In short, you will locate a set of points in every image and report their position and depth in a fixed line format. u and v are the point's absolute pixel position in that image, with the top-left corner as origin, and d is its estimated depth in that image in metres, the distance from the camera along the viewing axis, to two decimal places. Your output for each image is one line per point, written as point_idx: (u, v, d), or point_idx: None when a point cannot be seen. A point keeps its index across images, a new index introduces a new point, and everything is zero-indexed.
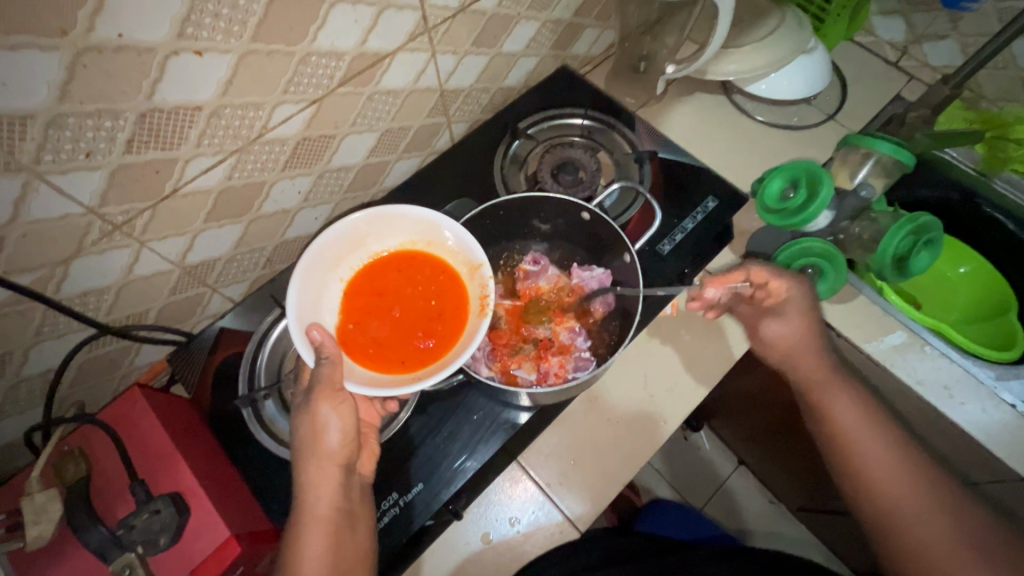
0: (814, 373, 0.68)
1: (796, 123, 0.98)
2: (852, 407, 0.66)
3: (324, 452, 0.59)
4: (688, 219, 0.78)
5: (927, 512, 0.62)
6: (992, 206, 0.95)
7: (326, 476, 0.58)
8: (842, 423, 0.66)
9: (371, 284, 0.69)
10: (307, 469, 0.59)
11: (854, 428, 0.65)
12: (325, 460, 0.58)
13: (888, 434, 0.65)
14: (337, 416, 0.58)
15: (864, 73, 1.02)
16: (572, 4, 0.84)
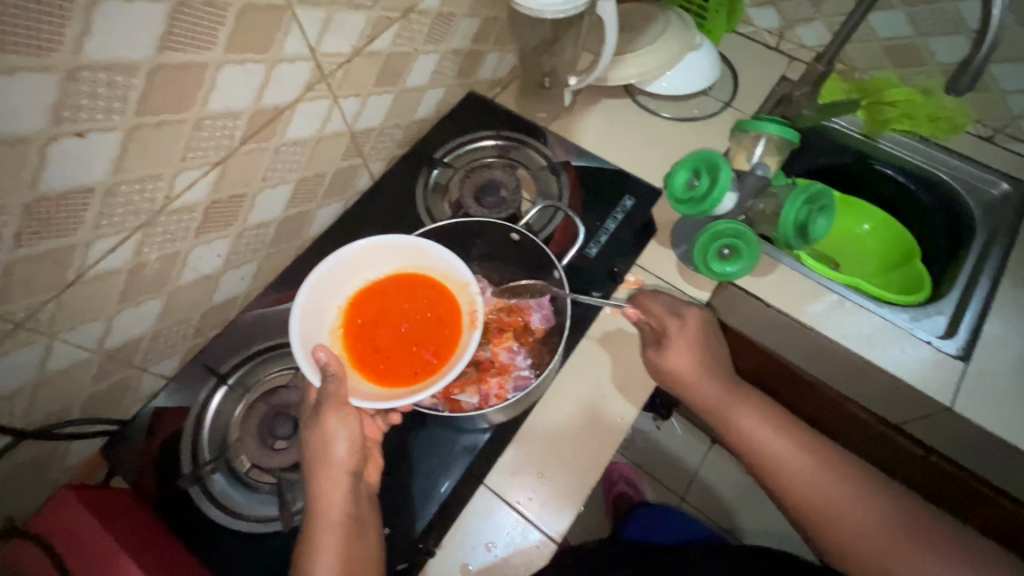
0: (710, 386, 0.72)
1: (696, 114, 1.04)
2: (752, 414, 0.70)
3: (335, 462, 0.60)
4: (609, 220, 0.82)
5: (841, 489, 0.65)
6: (883, 164, 1.03)
7: (337, 484, 0.60)
8: (746, 428, 0.70)
9: (371, 306, 0.73)
10: (317, 479, 0.60)
11: (758, 432, 0.69)
12: (333, 468, 0.60)
13: (786, 430, 0.70)
14: (344, 429, 0.61)
15: (750, 60, 1.11)
16: (467, 33, 0.86)
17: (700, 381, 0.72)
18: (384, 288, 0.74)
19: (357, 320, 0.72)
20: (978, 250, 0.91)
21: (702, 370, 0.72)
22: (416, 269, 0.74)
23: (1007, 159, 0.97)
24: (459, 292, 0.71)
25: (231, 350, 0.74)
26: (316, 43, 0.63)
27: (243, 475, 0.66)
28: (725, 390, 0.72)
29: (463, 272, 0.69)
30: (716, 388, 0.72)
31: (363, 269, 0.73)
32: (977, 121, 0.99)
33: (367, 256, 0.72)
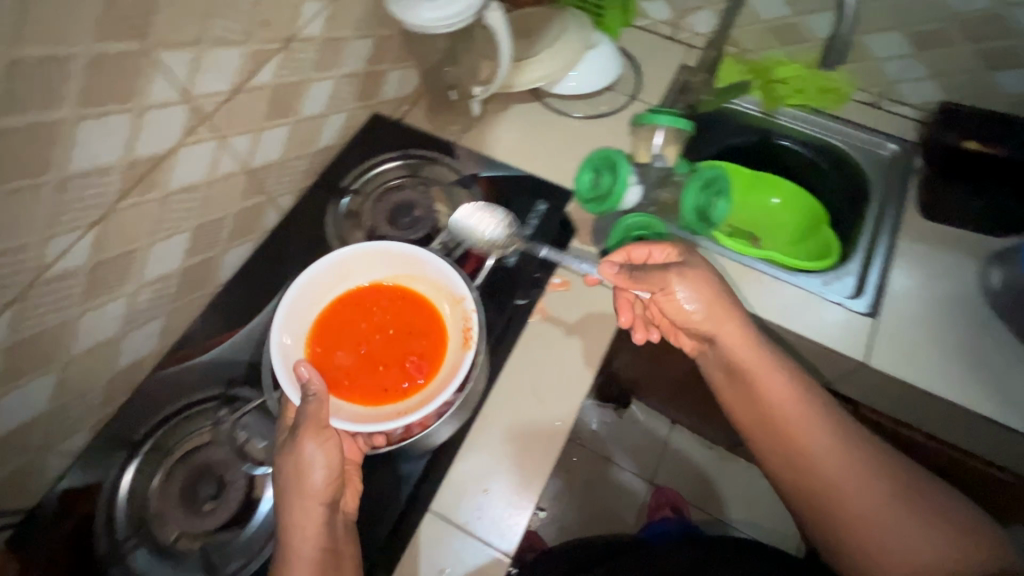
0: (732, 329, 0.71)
1: (605, 110, 1.06)
2: (764, 358, 0.71)
3: (310, 490, 0.58)
4: (525, 226, 0.81)
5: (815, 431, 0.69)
6: (785, 138, 1.08)
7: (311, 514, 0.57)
8: (757, 373, 0.71)
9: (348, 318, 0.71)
10: (291, 509, 0.58)
11: (764, 377, 0.70)
12: (310, 496, 0.57)
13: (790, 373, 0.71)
14: (323, 454, 0.58)
15: (649, 52, 1.14)
16: (360, 55, 0.85)
17: (717, 330, 0.72)
18: (371, 295, 0.73)
19: (334, 334, 0.70)
20: (875, 210, 0.96)
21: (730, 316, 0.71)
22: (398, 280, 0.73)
23: (893, 122, 1.03)
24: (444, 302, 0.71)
25: (147, 412, 0.70)
26: (187, 85, 0.60)
27: (169, 545, 0.63)
28: (746, 333, 0.71)
29: (459, 286, 0.69)
30: (733, 332, 0.71)
31: (352, 276, 0.72)
32: (861, 89, 1.04)
33: (356, 263, 0.72)
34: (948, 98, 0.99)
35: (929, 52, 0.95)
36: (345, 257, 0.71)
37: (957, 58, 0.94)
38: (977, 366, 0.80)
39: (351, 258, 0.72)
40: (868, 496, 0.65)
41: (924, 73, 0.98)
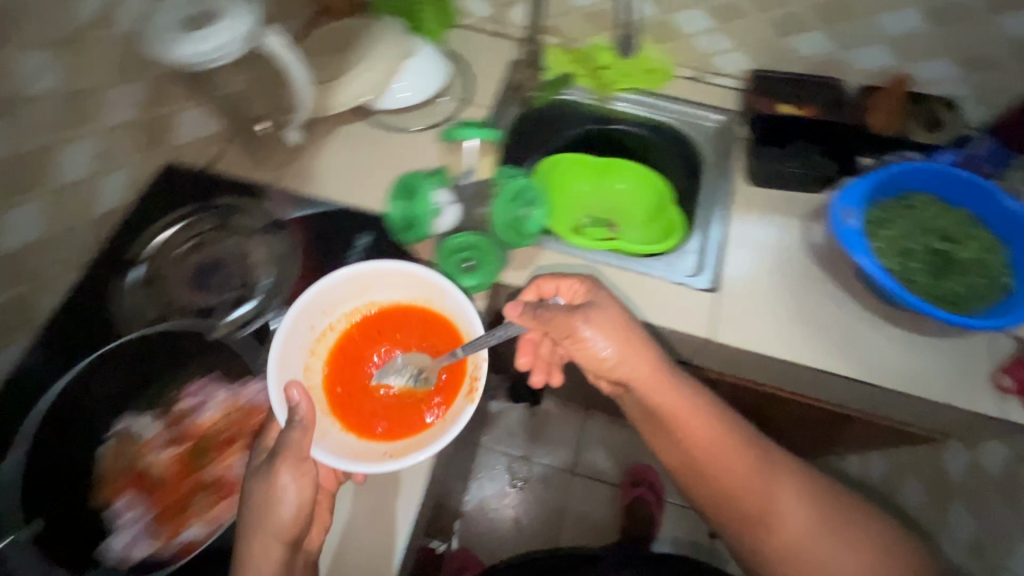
0: (645, 368, 0.73)
1: (435, 120, 1.02)
2: (675, 393, 0.75)
3: (272, 528, 0.59)
4: (346, 264, 0.75)
5: (720, 447, 0.76)
6: (624, 123, 1.10)
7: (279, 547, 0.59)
8: (667, 402, 0.75)
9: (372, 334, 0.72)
10: (253, 541, 0.59)
11: (671, 405, 0.75)
12: (269, 527, 0.59)
13: (698, 401, 0.76)
14: (294, 488, 0.59)
15: (475, 51, 1.09)
16: (125, 104, 0.74)
17: (624, 374, 0.73)
18: (392, 313, 0.73)
19: (343, 354, 0.71)
20: (706, 184, 1.00)
21: (647, 360, 0.73)
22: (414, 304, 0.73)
23: (714, 94, 1.05)
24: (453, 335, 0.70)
25: None
26: None
27: None
28: (657, 370, 0.74)
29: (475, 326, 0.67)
30: (649, 373, 0.73)
31: (373, 291, 0.72)
32: (683, 65, 1.06)
33: (376, 279, 0.71)
34: (759, 66, 1.01)
35: (731, 25, 0.96)
36: (367, 272, 0.70)
37: (756, 30, 0.95)
38: (803, 323, 0.84)
39: (375, 273, 0.71)
40: (778, 502, 0.76)
41: (732, 45, 0.99)
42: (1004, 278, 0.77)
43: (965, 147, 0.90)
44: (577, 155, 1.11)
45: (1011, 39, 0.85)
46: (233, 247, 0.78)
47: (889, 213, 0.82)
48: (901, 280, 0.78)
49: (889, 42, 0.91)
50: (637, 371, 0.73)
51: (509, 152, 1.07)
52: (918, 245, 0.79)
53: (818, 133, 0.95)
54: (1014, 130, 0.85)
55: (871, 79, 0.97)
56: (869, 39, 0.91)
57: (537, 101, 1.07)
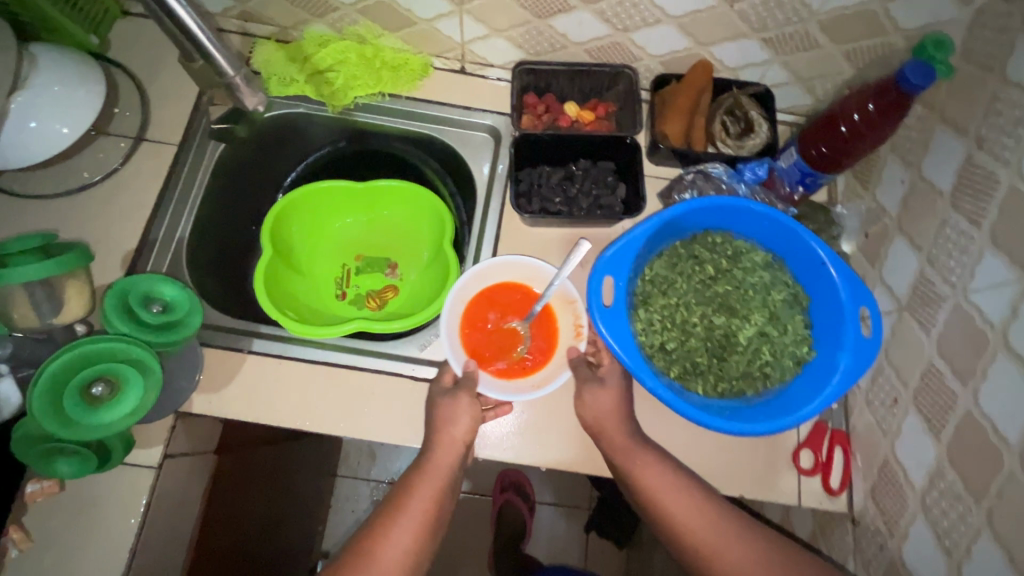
0: (620, 434, 0.61)
1: (90, 175, 0.73)
2: (654, 461, 0.60)
3: (450, 437, 0.61)
4: None
5: (714, 531, 0.57)
6: (382, 139, 0.85)
7: (427, 491, 0.60)
8: (649, 472, 0.60)
9: (482, 317, 0.70)
10: (398, 514, 0.59)
11: (654, 479, 0.59)
12: (435, 478, 0.60)
13: (673, 469, 0.60)
14: (467, 416, 0.61)
15: (153, 59, 0.79)
16: None
17: (600, 436, 0.62)
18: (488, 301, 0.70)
19: (477, 321, 0.69)
20: (478, 220, 0.77)
21: (616, 416, 0.62)
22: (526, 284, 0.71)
23: (484, 91, 0.80)
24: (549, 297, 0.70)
25: None
26: None
27: None
28: (631, 434, 0.62)
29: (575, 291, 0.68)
30: (624, 439, 0.61)
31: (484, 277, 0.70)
32: (438, 55, 0.79)
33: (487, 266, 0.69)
34: (527, 56, 0.76)
35: (470, 8, 0.69)
36: (484, 264, 0.69)
37: (504, 11, 0.69)
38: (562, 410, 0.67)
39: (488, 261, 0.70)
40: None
41: (483, 30, 0.73)
42: (796, 348, 0.62)
43: (777, 158, 0.71)
44: (318, 186, 0.84)
45: (820, 14, 0.62)
46: None
47: (668, 270, 0.65)
48: (675, 364, 0.62)
49: (673, 22, 0.67)
50: (603, 430, 0.62)
51: (225, 197, 0.81)
52: (697, 315, 0.63)
53: (594, 151, 0.76)
54: (841, 138, 0.63)
55: (667, 63, 0.74)
56: (649, 19, 0.67)
57: (237, 132, 0.79)
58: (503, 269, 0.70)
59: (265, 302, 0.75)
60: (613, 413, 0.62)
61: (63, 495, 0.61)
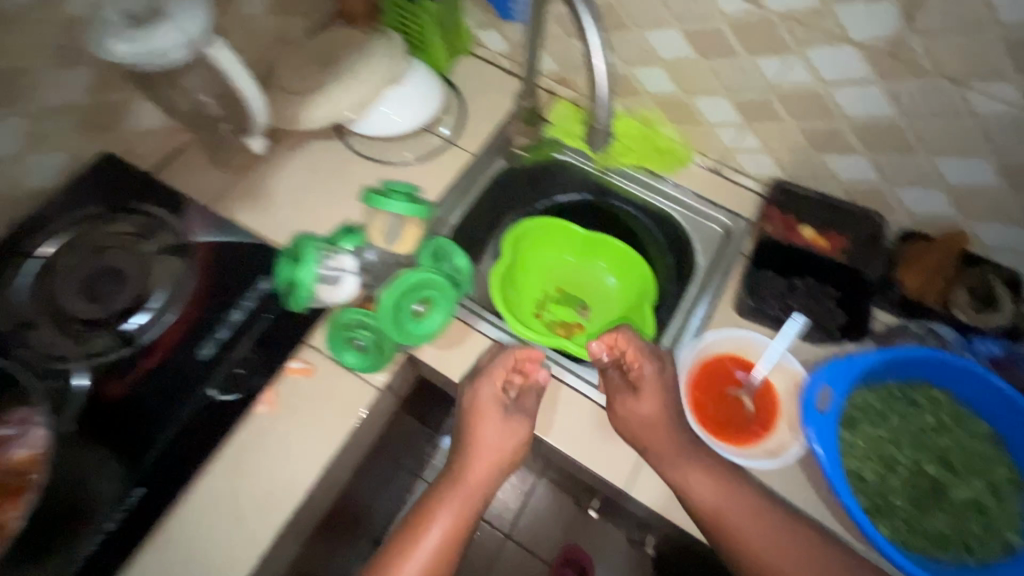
0: (671, 449, 0.66)
1: (408, 157, 0.94)
2: (705, 477, 0.64)
3: (481, 425, 0.70)
4: (235, 308, 0.68)
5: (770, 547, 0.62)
6: (623, 202, 0.96)
7: (456, 498, 0.68)
8: (697, 490, 0.63)
9: (702, 382, 0.74)
10: (422, 526, 0.66)
11: (706, 499, 0.63)
12: (462, 491, 0.68)
13: (721, 482, 0.64)
14: (491, 429, 0.69)
15: (479, 90, 1.00)
16: (65, 89, 0.71)
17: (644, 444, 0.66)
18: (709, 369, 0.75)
19: (701, 385, 0.74)
20: (692, 296, 0.85)
21: (664, 428, 0.67)
22: (740, 357, 0.76)
23: (729, 192, 0.91)
24: (778, 377, 0.74)
25: None
26: None
27: None
28: (678, 448, 0.66)
29: (794, 367, 0.74)
30: (674, 453, 0.66)
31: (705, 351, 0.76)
32: (702, 152, 0.91)
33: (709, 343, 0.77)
34: (783, 176, 0.86)
35: (756, 125, 0.81)
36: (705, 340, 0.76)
37: (786, 137, 0.80)
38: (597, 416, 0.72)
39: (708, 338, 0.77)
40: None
41: (758, 146, 0.84)
42: (1001, 531, 0.61)
43: (1017, 343, 0.72)
44: (558, 222, 0.96)
45: None
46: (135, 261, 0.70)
47: (880, 405, 0.67)
48: (869, 497, 0.63)
49: (947, 188, 0.73)
50: (647, 438, 0.66)
51: (487, 205, 0.96)
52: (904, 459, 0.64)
53: (814, 270, 0.81)
54: None
55: (919, 222, 0.80)
56: (922, 180, 0.74)
57: (523, 158, 0.97)
58: (721, 343, 0.77)
59: (493, 296, 0.87)
60: (659, 415, 0.68)
61: (311, 379, 0.69)
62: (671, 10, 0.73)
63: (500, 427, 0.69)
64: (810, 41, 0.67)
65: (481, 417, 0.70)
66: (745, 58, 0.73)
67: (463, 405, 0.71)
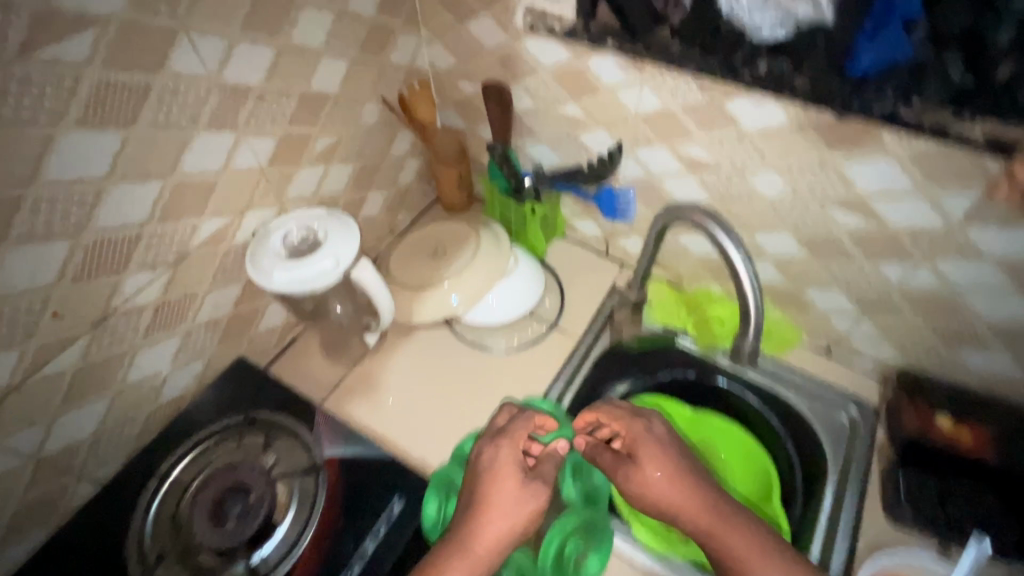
0: (699, 512, 0.59)
1: (516, 343, 0.95)
2: (746, 540, 0.57)
3: (503, 477, 0.61)
4: (370, 537, 0.65)
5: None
6: (732, 381, 0.92)
7: (471, 556, 0.58)
8: (739, 553, 0.57)
9: None
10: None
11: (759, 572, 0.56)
12: (495, 527, 0.59)
13: (783, 558, 0.57)
14: (518, 476, 0.62)
15: (577, 271, 1.04)
16: (219, 306, 0.76)
17: (667, 507, 0.60)
18: None
19: None
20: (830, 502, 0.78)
21: (686, 487, 0.60)
22: None
23: (846, 376, 0.89)
24: None
25: None
26: None
27: None
28: (714, 513, 0.59)
29: None
30: (697, 510, 0.59)
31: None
32: (812, 335, 0.91)
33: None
34: (910, 364, 0.84)
35: (876, 318, 0.80)
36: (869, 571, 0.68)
37: (910, 330, 0.79)
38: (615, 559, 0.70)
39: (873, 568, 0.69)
40: None
41: (877, 334, 0.83)
42: None
43: None
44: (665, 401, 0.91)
45: None
46: (262, 476, 0.68)
47: None
48: None
49: None
50: (665, 496, 0.60)
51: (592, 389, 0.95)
52: None
53: (950, 470, 0.76)
54: None
55: None
56: None
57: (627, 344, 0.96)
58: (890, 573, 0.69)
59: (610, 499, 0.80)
60: (671, 479, 0.61)
61: None
62: (781, 218, 0.77)
63: (517, 500, 0.60)
64: (937, 254, 0.68)
65: (500, 475, 0.61)
66: (863, 262, 0.74)
67: (482, 454, 0.64)
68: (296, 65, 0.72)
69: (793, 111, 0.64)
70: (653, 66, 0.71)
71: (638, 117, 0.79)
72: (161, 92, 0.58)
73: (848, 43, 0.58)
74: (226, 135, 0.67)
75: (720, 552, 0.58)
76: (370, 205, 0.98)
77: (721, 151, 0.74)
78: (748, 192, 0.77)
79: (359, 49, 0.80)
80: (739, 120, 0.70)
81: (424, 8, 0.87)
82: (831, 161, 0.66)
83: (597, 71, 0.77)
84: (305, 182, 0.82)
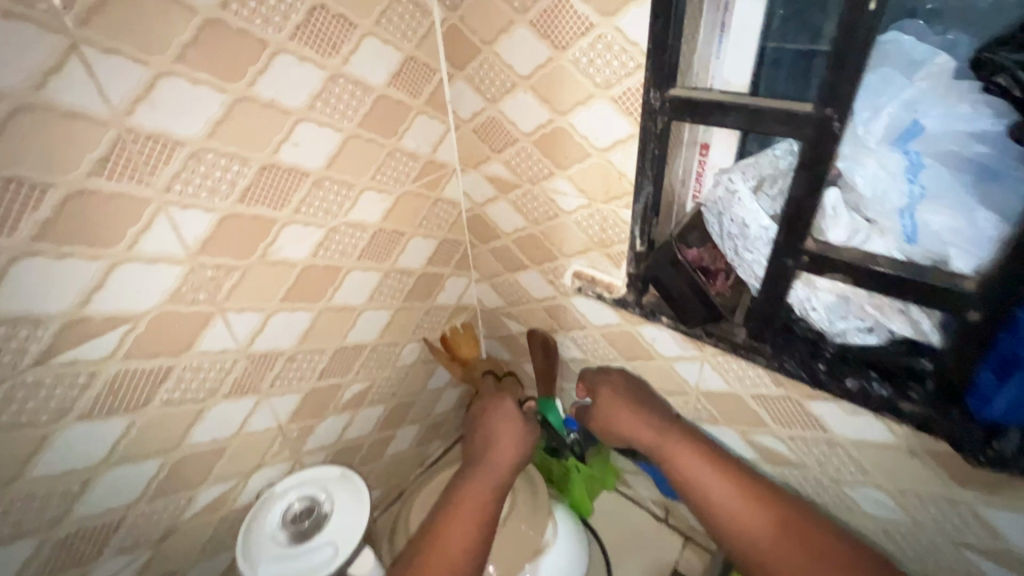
0: (646, 430, 0.67)
1: None
2: (699, 459, 0.62)
3: (510, 411, 0.75)
4: None
5: (790, 561, 0.55)
6: None
7: (481, 487, 0.67)
8: (703, 485, 0.61)
9: None
10: (456, 513, 0.64)
11: (694, 475, 0.61)
12: (491, 475, 0.68)
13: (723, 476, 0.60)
14: (508, 399, 0.76)
15: (629, 539, 0.86)
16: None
17: (618, 429, 0.70)
18: None
19: None
20: None
21: (633, 409, 0.69)
22: None
23: None
24: None
25: None
26: None
27: None
28: (660, 429, 0.66)
29: None
30: (645, 430, 0.67)
31: None
32: None
33: None
34: None
35: None
36: None
37: None
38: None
39: None
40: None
41: None
42: None
43: None
44: None
45: None
46: None
47: None
48: None
49: None
50: (619, 427, 0.70)
51: None
52: None
53: None
54: None
55: None
56: None
57: None
58: None
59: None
60: (631, 423, 0.69)
61: None
62: (895, 542, 0.61)
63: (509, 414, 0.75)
64: None
65: (502, 413, 0.75)
66: None
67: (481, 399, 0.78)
68: (333, 325, 0.70)
69: (901, 430, 0.52)
70: (712, 347, 0.63)
71: (700, 392, 0.69)
72: (182, 371, 0.56)
73: (968, 380, 0.45)
74: (246, 401, 0.63)
75: (669, 463, 0.64)
76: (397, 441, 0.91)
77: (806, 451, 0.62)
78: (847, 503, 0.63)
79: (404, 299, 0.79)
80: (825, 423, 0.58)
81: (474, 255, 0.87)
82: (964, 500, 0.52)
83: (652, 340, 0.70)
84: (327, 432, 0.76)
